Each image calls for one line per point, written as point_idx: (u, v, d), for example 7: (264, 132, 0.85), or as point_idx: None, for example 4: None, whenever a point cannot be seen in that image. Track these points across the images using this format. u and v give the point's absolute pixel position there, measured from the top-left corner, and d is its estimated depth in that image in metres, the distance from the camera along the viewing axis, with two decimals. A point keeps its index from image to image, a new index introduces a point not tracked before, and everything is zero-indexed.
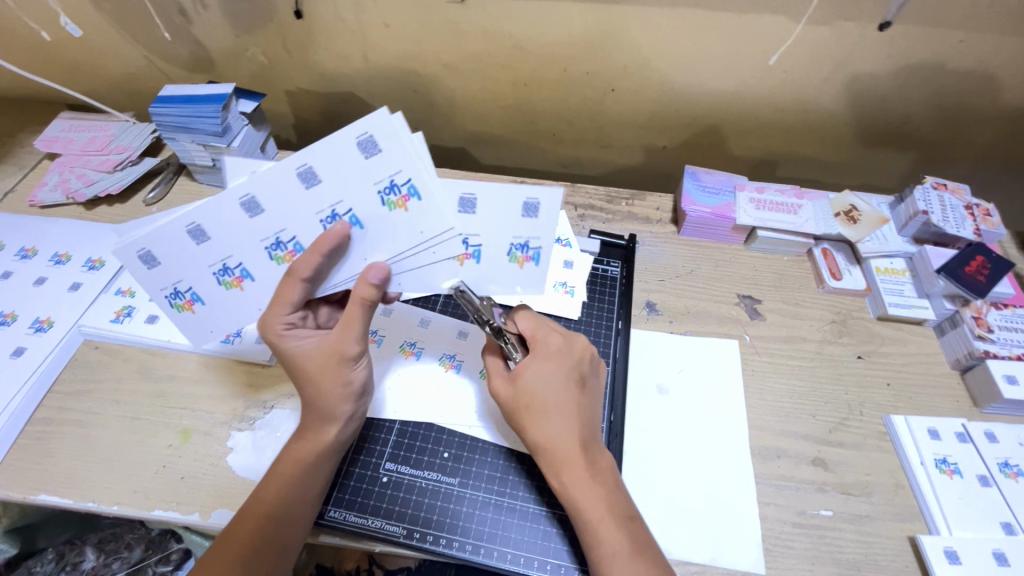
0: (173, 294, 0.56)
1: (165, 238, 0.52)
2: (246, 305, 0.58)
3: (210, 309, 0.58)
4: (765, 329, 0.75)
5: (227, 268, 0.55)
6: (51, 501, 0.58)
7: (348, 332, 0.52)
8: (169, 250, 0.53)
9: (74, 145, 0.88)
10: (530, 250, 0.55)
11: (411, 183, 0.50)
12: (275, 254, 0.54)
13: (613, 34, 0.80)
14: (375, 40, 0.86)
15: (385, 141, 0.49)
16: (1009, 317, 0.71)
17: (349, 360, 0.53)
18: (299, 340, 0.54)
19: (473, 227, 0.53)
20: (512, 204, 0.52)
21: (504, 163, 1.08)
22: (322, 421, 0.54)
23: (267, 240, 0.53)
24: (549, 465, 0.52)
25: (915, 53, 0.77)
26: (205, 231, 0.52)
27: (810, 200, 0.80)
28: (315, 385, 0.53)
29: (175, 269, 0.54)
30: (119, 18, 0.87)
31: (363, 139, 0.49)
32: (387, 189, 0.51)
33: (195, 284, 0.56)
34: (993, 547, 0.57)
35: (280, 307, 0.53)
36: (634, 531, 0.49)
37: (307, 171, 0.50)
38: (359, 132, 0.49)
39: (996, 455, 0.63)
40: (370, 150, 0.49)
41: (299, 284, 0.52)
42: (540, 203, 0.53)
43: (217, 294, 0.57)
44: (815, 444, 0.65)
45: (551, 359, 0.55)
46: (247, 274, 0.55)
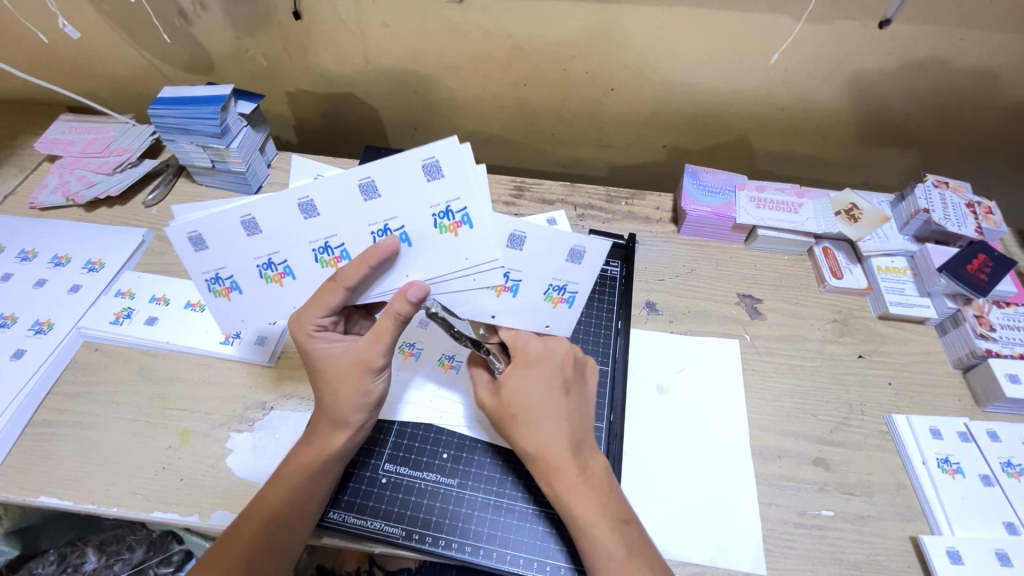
0: (213, 280, 0.55)
1: (221, 224, 0.52)
2: (285, 303, 0.58)
3: (245, 300, 0.57)
4: (766, 328, 0.75)
5: (272, 263, 0.54)
6: (51, 502, 0.58)
7: (376, 344, 0.52)
8: (218, 238, 0.53)
9: (74, 147, 0.88)
10: (567, 293, 0.56)
11: (466, 212, 0.51)
12: (321, 257, 0.54)
13: (612, 33, 0.79)
14: (374, 41, 0.86)
15: (452, 169, 0.50)
16: (1011, 316, 0.70)
17: (372, 371, 0.52)
18: (327, 343, 0.54)
19: (517, 263, 0.53)
20: (559, 248, 0.53)
21: (504, 163, 1.08)
22: (335, 426, 0.53)
23: (316, 242, 0.53)
24: (540, 472, 0.52)
25: (916, 51, 0.77)
26: (258, 224, 0.52)
27: (810, 198, 0.80)
28: (334, 390, 0.53)
29: (219, 255, 0.54)
30: (118, 20, 0.87)
31: (429, 163, 0.49)
32: (441, 213, 0.51)
33: (237, 274, 0.55)
34: (996, 547, 0.56)
35: (312, 309, 0.53)
36: (628, 535, 0.49)
37: (368, 184, 0.50)
38: (429, 155, 0.49)
39: (999, 454, 0.63)
40: (433, 175, 0.50)
41: (339, 292, 0.52)
42: (587, 251, 0.53)
43: (256, 287, 0.56)
44: (816, 444, 0.65)
45: (534, 366, 0.54)
46: (290, 272, 0.55)
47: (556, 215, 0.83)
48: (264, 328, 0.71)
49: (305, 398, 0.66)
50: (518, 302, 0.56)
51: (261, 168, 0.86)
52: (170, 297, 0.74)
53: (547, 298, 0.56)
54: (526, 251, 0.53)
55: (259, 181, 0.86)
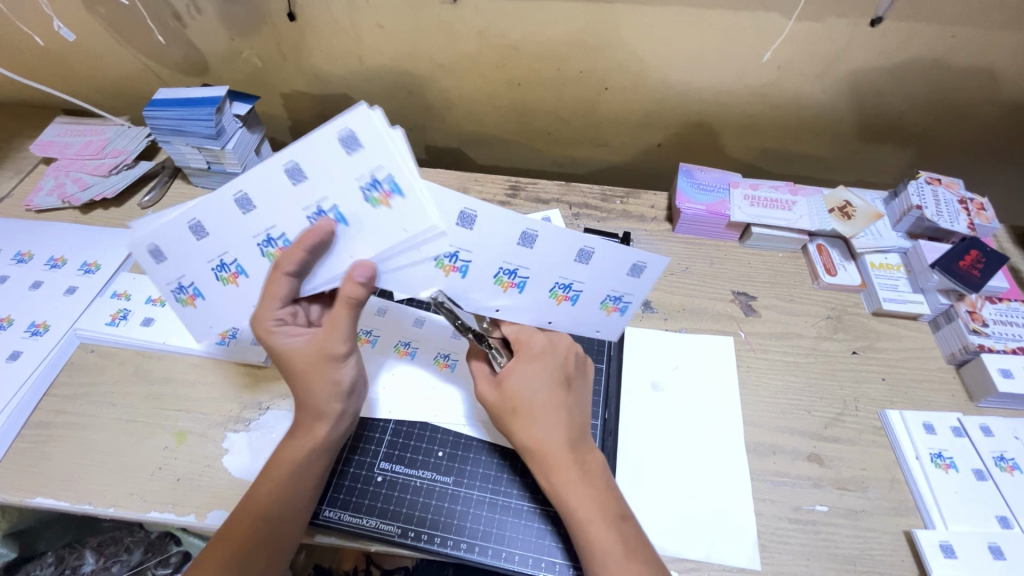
0: (176, 289, 0.55)
1: (167, 233, 0.52)
2: (242, 304, 0.57)
3: (210, 305, 0.56)
4: (760, 325, 0.75)
5: (224, 264, 0.54)
6: (47, 504, 0.58)
7: (334, 331, 0.52)
8: (173, 244, 0.52)
9: (70, 149, 0.89)
10: (620, 302, 0.58)
11: (393, 180, 0.49)
12: (266, 250, 0.53)
13: (605, 32, 0.80)
14: (370, 41, 0.86)
15: (370, 136, 0.48)
16: (1004, 311, 0.71)
17: (337, 359, 0.53)
18: (288, 337, 0.52)
19: (524, 259, 0.53)
20: (568, 249, 0.53)
21: (500, 162, 1.08)
22: (315, 419, 0.54)
23: (258, 236, 0.52)
24: (538, 466, 0.52)
25: (908, 48, 0.77)
26: (204, 227, 0.52)
27: (804, 196, 0.80)
28: (304, 382, 0.53)
29: (179, 262, 0.53)
30: (114, 23, 0.87)
31: (345, 137, 0.48)
32: (369, 185, 0.49)
33: (197, 279, 0.55)
34: (990, 540, 0.57)
35: (269, 302, 0.51)
36: (625, 530, 0.49)
37: (294, 169, 0.49)
38: (340, 126, 0.48)
39: (992, 449, 0.63)
40: (351, 146, 0.48)
41: (285, 280, 0.51)
42: (595, 253, 0.53)
43: (216, 291, 0.55)
44: (811, 440, 0.65)
45: (537, 360, 0.55)
46: (242, 270, 0.54)
47: (552, 214, 0.84)
48: None
49: None
50: (522, 299, 0.56)
51: None
52: (165, 298, 0.74)
53: (551, 295, 0.56)
54: (536, 250, 0.53)
55: None
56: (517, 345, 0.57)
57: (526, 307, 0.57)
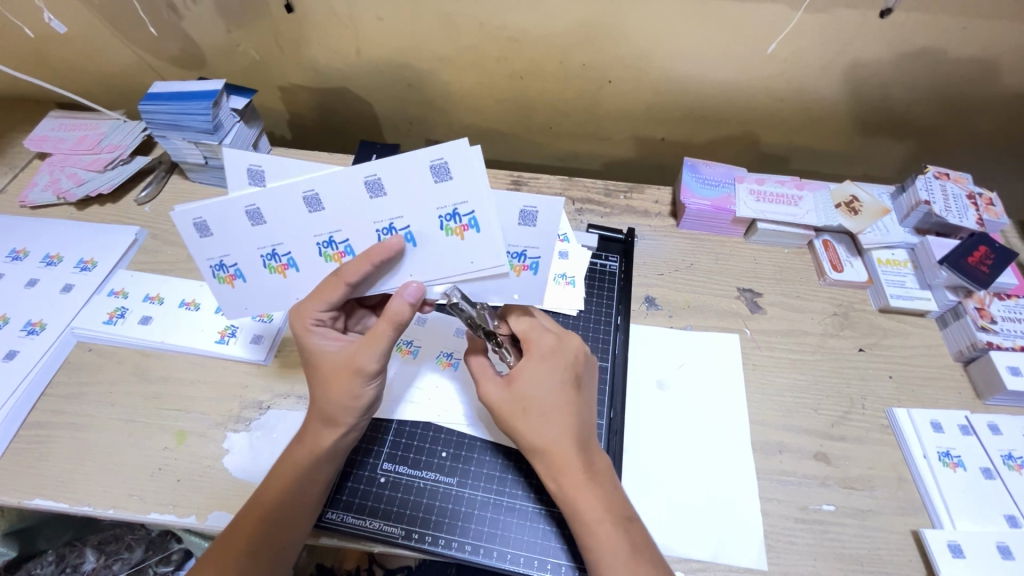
0: (217, 266, 0.55)
1: (226, 212, 0.51)
2: (280, 295, 0.57)
3: (250, 288, 0.56)
4: (766, 322, 0.74)
5: (276, 254, 0.54)
6: (45, 505, 0.58)
7: (370, 348, 0.51)
8: (226, 224, 0.52)
9: (64, 144, 0.87)
10: (527, 260, 0.54)
11: (538, 259, 0.54)
12: (324, 251, 0.53)
13: (608, 23, 0.78)
14: (368, 33, 0.84)
15: (547, 222, 0.52)
16: (1013, 308, 0.70)
17: (363, 376, 0.51)
18: (324, 340, 0.54)
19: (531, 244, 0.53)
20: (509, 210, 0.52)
21: (501, 157, 1.07)
22: (323, 424, 0.53)
23: (321, 236, 0.52)
24: (546, 467, 0.51)
25: (918, 40, 0.76)
26: (262, 215, 0.51)
27: (810, 190, 0.79)
28: (327, 389, 0.52)
29: (225, 243, 0.53)
30: (107, 14, 0.85)
31: (526, 210, 0.52)
32: (448, 216, 0.50)
33: (240, 263, 0.54)
34: (997, 540, 0.56)
35: (313, 303, 0.52)
36: (632, 532, 0.49)
37: (374, 182, 0.49)
38: (436, 156, 0.48)
39: (1000, 447, 0.62)
40: (440, 176, 0.48)
41: (340, 287, 0.51)
42: (537, 213, 0.52)
43: (261, 278, 0.55)
44: (818, 439, 0.64)
45: (548, 360, 0.54)
46: (294, 264, 0.54)
47: None
48: (259, 327, 0.70)
49: (301, 397, 0.66)
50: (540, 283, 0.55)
51: None
52: (164, 295, 0.73)
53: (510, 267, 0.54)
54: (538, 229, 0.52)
55: None
56: (526, 343, 0.56)
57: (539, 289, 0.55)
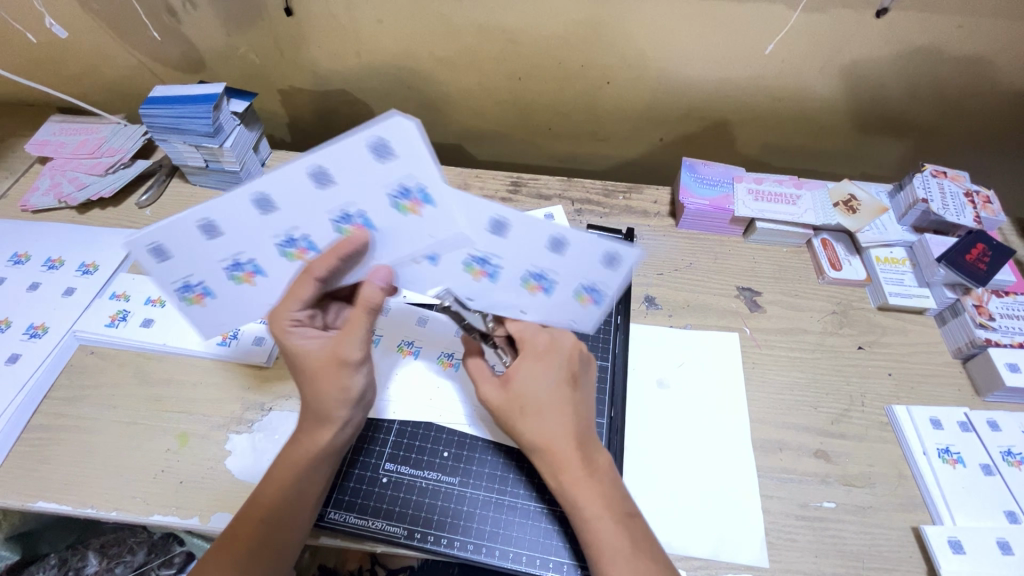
0: (183, 288, 0.55)
1: (179, 232, 0.51)
2: (255, 301, 0.58)
3: (220, 302, 0.58)
4: (765, 321, 0.74)
5: (239, 263, 0.54)
6: (48, 508, 0.58)
7: (350, 335, 0.52)
8: (182, 244, 0.52)
9: (65, 148, 0.87)
10: (597, 293, 0.55)
11: (605, 293, 0.54)
12: (286, 250, 0.53)
13: (606, 24, 0.79)
14: (368, 37, 0.85)
15: (519, 233, 0.49)
16: (1010, 305, 0.70)
17: (349, 365, 0.52)
18: (304, 338, 0.53)
19: (494, 247, 0.51)
20: (591, 252, 0.50)
21: (500, 158, 1.07)
22: (318, 423, 0.53)
23: (279, 236, 0.52)
24: (546, 464, 0.52)
25: (913, 40, 0.76)
26: (216, 227, 0.51)
27: (808, 189, 0.80)
28: (314, 386, 0.52)
29: (186, 263, 0.54)
30: (108, 19, 0.86)
31: (557, 238, 0.50)
32: (399, 194, 0.48)
33: (206, 279, 0.55)
34: (998, 535, 0.57)
35: (289, 302, 0.52)
36: (633, 528, 0.49)
37: (319, 172, 0.47)
38: (373, 134, 0.45)
39: (999, 443, 0.63)
40: (384, 154, 0.46)
41: (309, 283, 0.51)
42: (621, 258, 0.51)
43: (227, 289, 0.56)
44: (818, 436, 0.65)
45: (543, 359, 0.54)
46: (259, 270, 0.55)
47: (553, 211, 0.83)
48: (260, 329, 0.70)
49: (302, 398, 0.66)
50: (500, 286, 0.55)
51: (255, 167, 0.86)
52: (165, 298, 0.73)
53: (577, 296, 0.55)
54: (618, 271, 0.52)
55: (254, 180, 0.85)
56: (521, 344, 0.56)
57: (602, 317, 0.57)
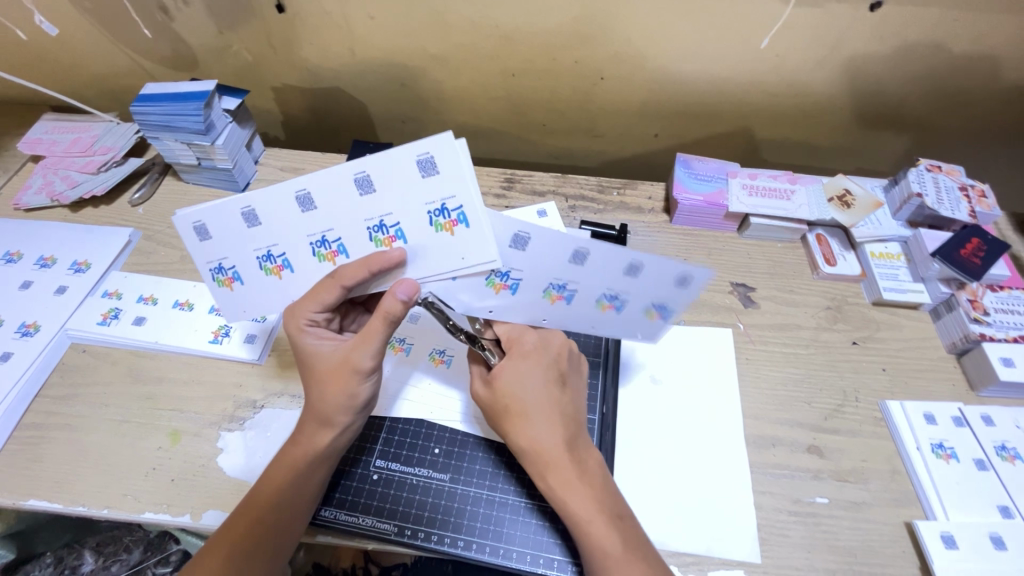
0: (216, 270, 0.55)
1: (223, 217, 0.52)
2: (278, 298, 0.56)
3: (247, 291, 0.56)
4: (759, 317, 0.74)
5: (271, 255, 0.54)
6: (40, 505, 0.58)
7: (362, 345, 0.51)
8: (223, 228, 0.53)
9: (58, 146, 0.87)
10: (665, 311, 0.56)
11: (673, 312, 0.56)
12: (317, 250, 0.53)
13: (600, 19, 0.78)
14: (361, 34, 0.84)
15: (539, 250, 0.52)
16: (1005, 300, 0.70)
17: (361, 373, 0.52)
18: (316, 339, 0.54)
19: (515, 260, 0.53)
20: (662, 273, 0.53)
21: (495, 154, 1.07)
22: (320, 425, 0.53)
23: (313, 236, 0.52)
24: (533, 466, 0.51)
25: (908, 34, 0.76)
26: (257, 215, 0.52)
27: (803, 184, 0.79)
28: (322, 388, 0.52)
29: (224, 245, 0.54)
30: (100, 17, 0.85)
31: (577, 251, 0.52)
32: (437, 211, 0.51)
33: (239, 265, 0.55)
34: (990, 530, 0.56)
35: (307, 303, 0.53)
36: (623, 529, 0.49)
37: (362, 179, 0.50)
38: (421, 150, 0.49)
39: (993, 438, 0.63)
40: (427, 170, 0.49)
41: (336, 289, 0.52)
42: (692, 279, 0.53)
43: (257, 280, 0.55)
44: (811, 432, 0.64)
45: (530, 357, 0.54)
46: (288, 265, 0.54)
47: (547, 208, 0.82)
48: (253, 326, 0.70)
49: (295, 396, 0.66)
50: (521, 300, 0.56)
51: (248, 165, 0.86)
52: (157, 296, 0.73)
53: (598, 305, 0.56)
54: (687, 290, 0.54)
55: (247, 178, 0.85)
56: (508, 345, 0.57)
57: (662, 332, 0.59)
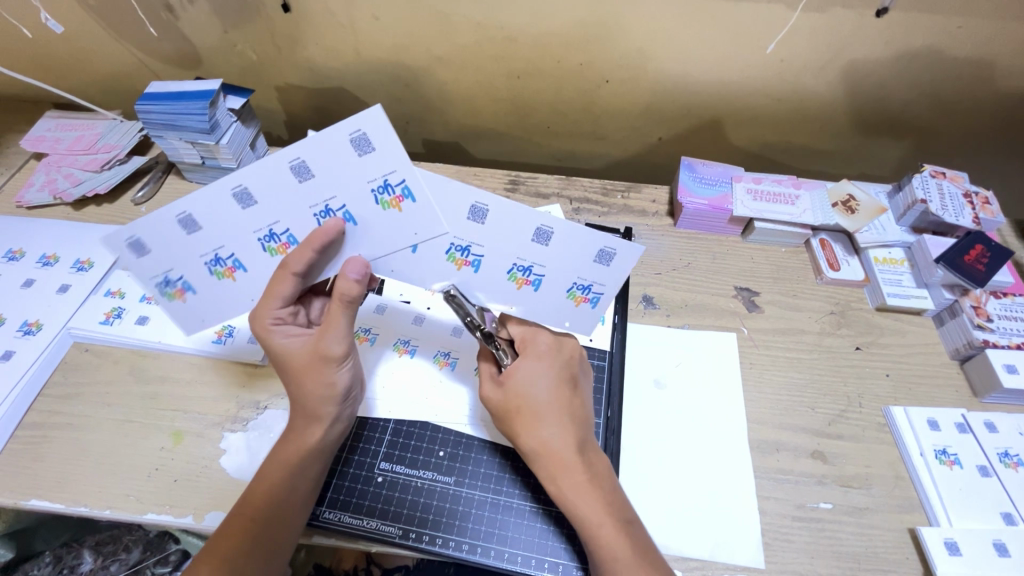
0: (163, 283, 0.53)
1: (155, 227, 0.49)
2: (242, 296, 0.56)
3: (201, 299, 0.55)
4: (763, 321, 0.74)
5: (220, 259, 0.52)
6: (41, 506, 0.58)
7: (331, 332, 0.52)
8: (160, 240, 0.50)
9: (61, 144, 0.87)
10: (590, 293, 0.55)
11: (599, 295, 0.56)
12: (268, 245, 0.52)
13: (606, 22, 0.78)
14: (366, 34, 0.84)
15: (620, 266, 0.53)
16: (1009, 307, 0.70)
17: (334, 360, 0.53)
18: (285, 337, 0.54)
19: (541, 258, 0.53)
20: (585, 248, 0.52)
21: (499, 156, 1.07)
22: (308, 421, 0.54)
23: (260, 231, 0.51)
24: (544, 469, 0.51)
25: (914, 39, 0.76)
26: (195, 220, 0.49)
27: (807, 189, 0.80)
28: (301, 384, 0.54)
29: (164, 258, 0.51)
30: (104, 15, 0.85)
31: (604, 251, 0.52)
32: (381, 188, 0.49)
33: (186, 275, 0.53)
34: (994, 537, 0.56)
35: (268, 302, 0.52)
36: (633, 535, 0.49)
37: (358, 140, 0.47)
38: (353, 129, 0.46)
39: (997, 445, 0.63)
40: (363, 148, 0.47)
41: (290, 279, 0.51)
42: (615, 254, 0.52)
43: (208, 285, 0.54)
44: (815, 437, 0.64)
45: (544, 358, 0.55)
46: (240, 265, 0.53)
47: (552, 209, 0.83)
48: None
49: None
50: (596, 314, 0.57)
51: (252, 164, 0.86)
52: None
53: (571, 296, 0.56)
54: (612, 267, 0.53)
55: None
56: (522, 346, 0.57)
57: (591, 318, 0.58)
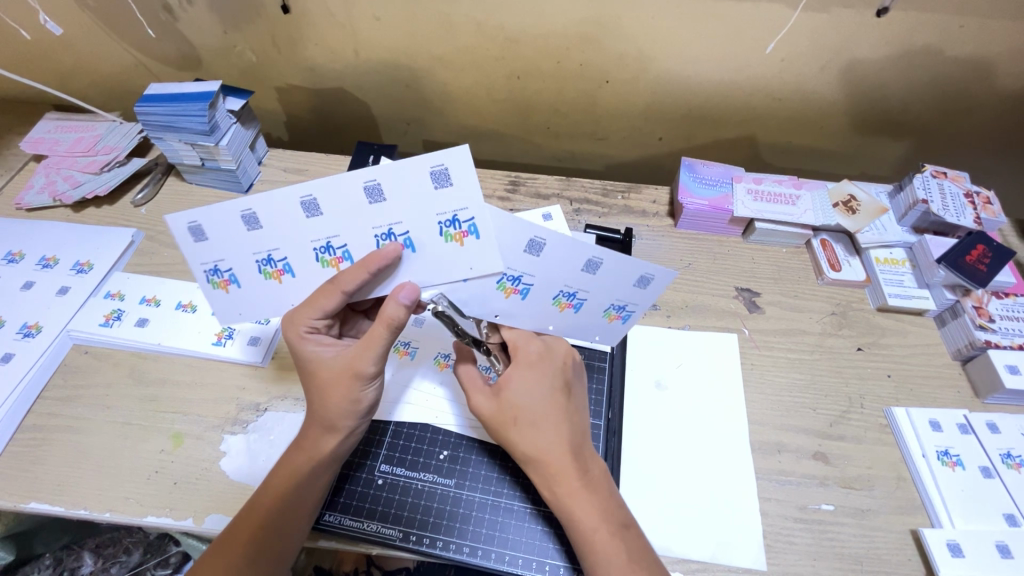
0: (211, 272, 0.52)
1: (217, 216, 0.49)
2: (285, 300, 0.55)
3: (245, 294, 0.54)
4: (764, 322, 0.74)
5: (272, 260, 0.52)
6: (40, 509, 0.57)
7: (366, 351, 0.51)
8: (222, 230, 0.50)
9: (61, 146, 0.87)
10: (624, 311, 0.56)
11: (633, 312, 0.57)
12: (322, 256, 0.52)
13: (606, 23, 0.78)
14: (366, 35, 0.84)
15: (658, 288, 0.54)
16: (1011, 307, 0.70)
17: (363, 379, 0.51)
18: (317, 346, 0.53)
19: (584, 284, 0.53)
20: (628, 275, 0.52)
21: (499, 157, 1.07)
22: (323, 431, 0.53)
23: (318, 242, 0.51)
24: (541, 476, 0.51)
25: (915, 39, 0.76)
26: (259, 219, 0.49)
27: (808, 190, 0.79)
28: (324, 396, 0.52)
29: (219, 247, 0.51)
30: (104, 16, 0.85)
31: (644, 276, 0.53)
32: (448, 222, 0.49)
33: (235, 268, 0.52)
34: (996, 539, 0.56)
35: (306, 310, 0.52)
36: (629, 541, 0.48)
37: (373, 187, 0.47)
38: (438, 162, 0.46)
39: (999, 446, 0.62)
40: (441, 182, 0.47)
41: (336, 296, 0.51)
42: (654, 279, 0.53)
43: (255, 283, 0.53)
44: (816, 438, 0.64)
45: (536, 367, 0.54)
46: (290, 269, 0.53)
47: (552, 210, 0.82)
48: (256, 328, 0.70)
49: (299, 399, 0.65)
50: (627, 328, 0.59)
51: (252, 165, 0.85)
52: (160, 298, 0.73)
53: (606, 315, 0.57)
54: (649, 290, 0.54)
55: (251, 179, 0.85)
56: (513, 351, 0.56)
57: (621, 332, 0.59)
